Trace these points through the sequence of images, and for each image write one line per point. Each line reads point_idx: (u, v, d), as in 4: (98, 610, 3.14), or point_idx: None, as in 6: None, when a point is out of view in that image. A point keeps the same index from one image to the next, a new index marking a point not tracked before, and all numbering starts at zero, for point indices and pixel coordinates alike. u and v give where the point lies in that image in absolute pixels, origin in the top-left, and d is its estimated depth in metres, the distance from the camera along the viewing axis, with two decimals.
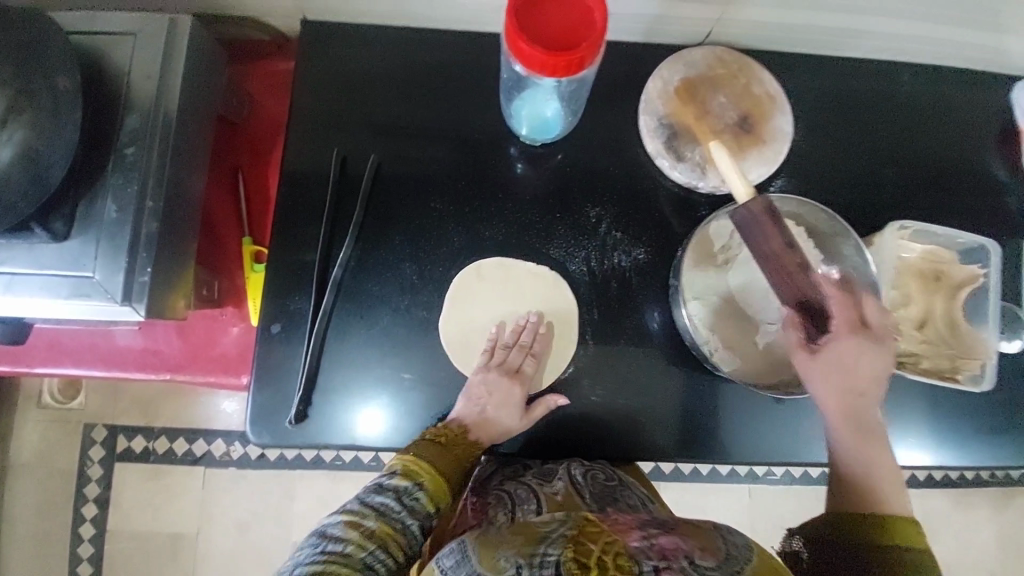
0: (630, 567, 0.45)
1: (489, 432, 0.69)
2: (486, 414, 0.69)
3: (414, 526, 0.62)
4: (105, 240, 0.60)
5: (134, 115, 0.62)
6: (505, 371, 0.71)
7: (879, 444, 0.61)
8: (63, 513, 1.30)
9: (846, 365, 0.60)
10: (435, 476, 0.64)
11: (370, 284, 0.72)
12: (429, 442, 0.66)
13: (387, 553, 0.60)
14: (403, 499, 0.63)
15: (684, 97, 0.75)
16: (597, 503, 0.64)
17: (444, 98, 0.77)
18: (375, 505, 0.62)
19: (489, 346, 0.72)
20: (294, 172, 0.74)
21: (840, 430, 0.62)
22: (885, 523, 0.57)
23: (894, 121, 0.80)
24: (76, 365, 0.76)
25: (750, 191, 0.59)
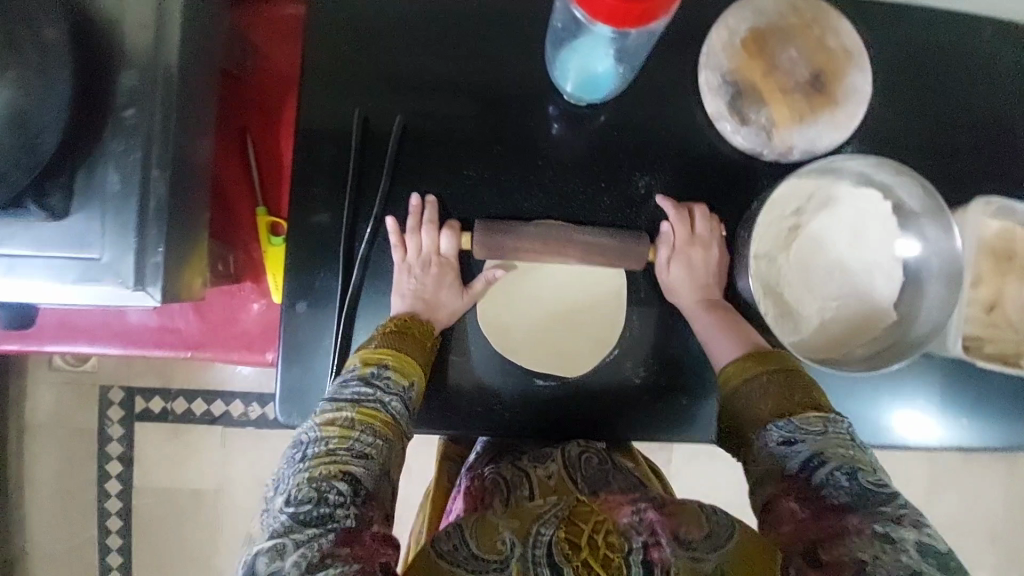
0: (620, 543, 0.45)
1: (439, 315, 0.66)
2: (427, 297, 0.65)
3: (395, 402, 0.56)
4: (113, 215, 0.54)
5: (130, 69, 0.54)
6: (422, 257, 0.66)
7: (727, 311, 0.66)
8: (88, 470, 1.32)
9: (690, 259, 0.66)
10: (398, 355, 0.60)
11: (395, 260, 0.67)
12: (383, 334, 0.62)
13: (376, 436, 0.53)
14: (371, 381, 0.57)
15: (751, 49, 0.66)
16: (591, 487, 0.61)
17: (477, 46, 0.68)
18: (343, 394, 0.55)
19: (397, 240, 0.66)
20: (310, 134, 0.66)
21: (696, 318, 0.66)
22: (733, 369, 0.60)
23: (981, 79, 0.71)
24: (90, 343, 0.72)
25: (417, 197, 0.66)
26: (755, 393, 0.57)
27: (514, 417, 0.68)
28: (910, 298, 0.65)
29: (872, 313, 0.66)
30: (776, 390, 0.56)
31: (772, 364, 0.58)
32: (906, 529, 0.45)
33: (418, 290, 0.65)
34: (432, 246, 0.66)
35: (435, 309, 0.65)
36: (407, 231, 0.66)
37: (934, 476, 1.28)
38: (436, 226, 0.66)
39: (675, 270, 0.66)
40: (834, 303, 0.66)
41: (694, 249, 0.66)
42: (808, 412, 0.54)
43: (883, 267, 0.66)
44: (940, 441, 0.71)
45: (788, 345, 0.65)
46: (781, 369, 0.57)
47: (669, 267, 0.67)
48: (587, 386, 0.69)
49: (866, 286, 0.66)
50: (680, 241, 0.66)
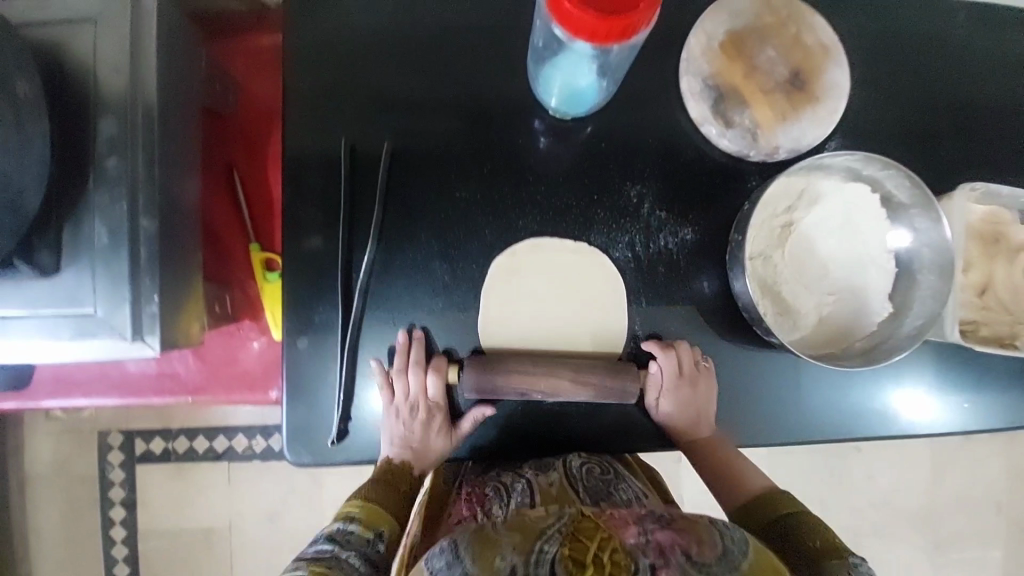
0: (627, 563, 0.44)
1: (424, 458, 0.67)
2: (415, 444, 0.67)
3: (352, 557, 0.54)
4: (102, 267, 0.53)
5: (110, 118, 0.54)
6: (409, 402, 0.66)
7: (717, 440, 0.70)
8: (91, 518, 1.29)
9: (678, 396, 0.67)
10: (371, 508, 0.60)
11: (390, 353, 0.67)
12: (375, 479, 0.63)
13: None
14: (332, 538, 0.56)
15: (730, 53, 0.68)
16: (593, 499, 0.61)
17: (459, 68, 0.68)
18: (306, 553, 0.53)
19: (383, 384, 0.66)
20: (298, 167, 0.66)
21: (688, 451, 0.70)
22: (758, 505, 0.65)
23: (954, 66, 0.72)
24: (87, 395, 0.71)
25: (404, 334, 0.66)
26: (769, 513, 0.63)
27: (517, 430, 0.68)
28: (904, 288, 0.66)
29: (869, 306, 0.66)
30: (798, 522, 0.61)
31: (786, 510, 0.62)
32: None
33: (404, 435, 0.66)
34: (419, 391, 0.66)
35: (420, 453, 0.67)
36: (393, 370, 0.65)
37: (940, 456, 1.29)
38: (422, 369, 0.65)
39: (661, 403, 0.68)
40: (831, 299, 0.67)
41: (681, 387, 0.66)
42: (831, 557, 0.56)
43: (877, 260, 0.66)
44: (947, 426, 0.72)
45: (790, 343, 0.66)
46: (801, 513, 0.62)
47: (658, 401, 0.68)
48: (598, 401, 0.68)
49: (861, 279, 0.67)
50: (670, 382, 0.66)
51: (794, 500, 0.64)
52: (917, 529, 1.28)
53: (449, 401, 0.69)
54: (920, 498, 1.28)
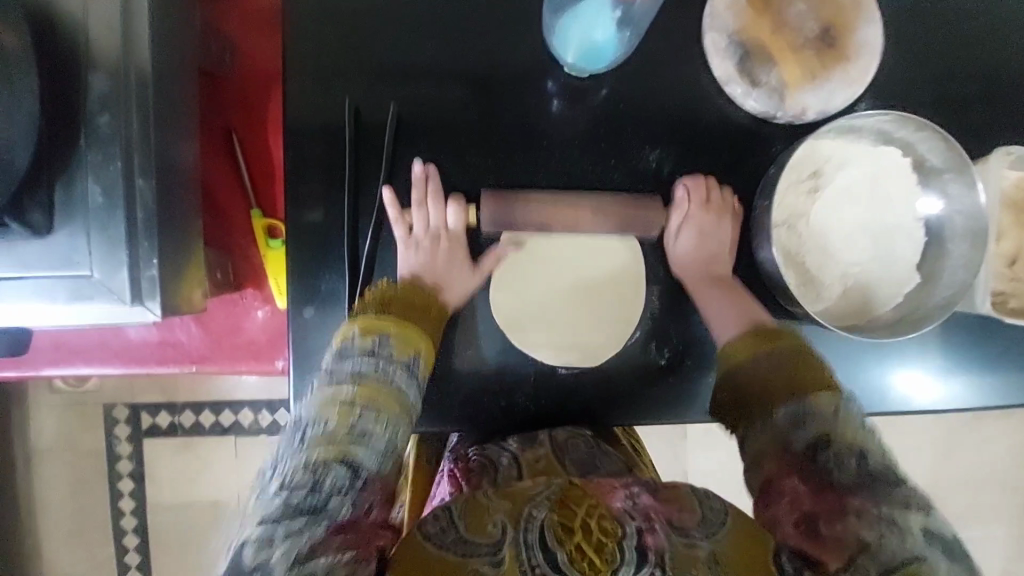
0: (614, 528, 0.45)
1: (451, 286, 0.64)
2: (437, 270, 0.63)
3: (399, 376, 0.55)
4: (97, 230, 0.51)
5: (101, 73, 0.50)
6: (429, 234, 0.64)
7: (730, 285, 0.65)
8: (99, 490, 1.30)
9: (703, 227, 0.64)
10: (395, 327, 0.58)
11: (406, 187, 0.65)
12: (369, 307, 0.60)
13: (378, 415, 0.52)
14: (378, 361, 0.55)
15: (757, 7, 0.63)
16: (580, 471, 0.61)
17: (468, 23, 0.64)
18: (348, 373, 0.54)
19: (399, 214, 0.64)
20: (300, 129, 0.63)
21: (707, 291, 0.64)
22: (753, 341, 0.59)
23: (993, 23, 0.68)
24: (88, 364, 0.69)
25: (416, 159, 0.63)
26: (762, 362, 0.57)
27: (522, 404, 0.66)
28: (933, 258, 0.63)
29: (894, 277, 0.64)
30: (789, 364, 0.56)
31: (783, 342, 0.58)
32: (912, 514, 0.45)
33: (428, 264, 0.63)
34: (439, 220, 0.64)
35: (446, 283, 0.64)
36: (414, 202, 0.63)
37: (949, 435, 1.28)
38: (443, 200, 0.64)
39: (688, 235, 0.65)
40: (857, 269, 0.64)
41: (708, 217, 0.64)
42: (819, 392, 0.53)
43: (906, 229, 0.64)
44: (967, 401, 0.70)
45: (815, 313, 0.63)
46: (789, 348, 0.57)
47: (679, 234, 0.65)
48: (611, 374, 0.67)
49: (888, 249, 0.64)
50: (695, 207, 0.64)
51: (792, 338, 0.59)
52: None
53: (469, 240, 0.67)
54: (928, 476, 1.28)
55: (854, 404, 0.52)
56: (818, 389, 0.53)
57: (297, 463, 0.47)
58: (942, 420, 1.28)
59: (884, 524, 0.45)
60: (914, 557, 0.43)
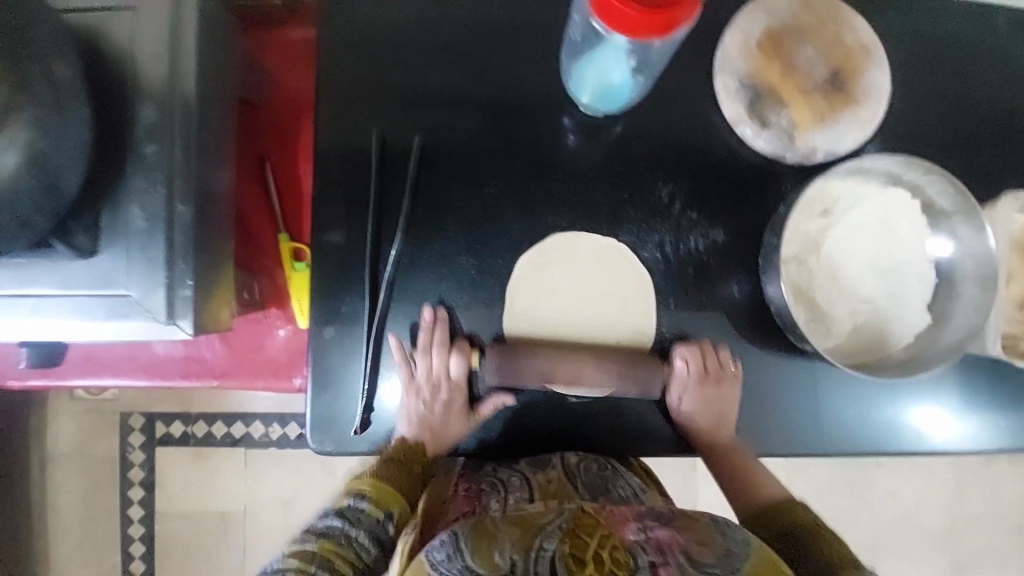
0: (626, 561, 0.46)
1: (443, 439, 0.67)
2: (434, 424, 0.67)
3: (363, 537, 0.56)
4: (139, 252, 0.54)
5: (151, 106, 0.54)
6: (431, 382, 0.66)
7: (730, 438, 0.68)
8: (111, 497, 1.32)
9: (702, 394, 0.66)
10: (383, 490, 0.60)
11: (411, 331, 0.67)
12: (384, 461, 0.64)
13: (331, 573, 0.52)
14: (347, 512, 0.57)
15: (768, 52, 0.66)
16: (592, 494, 0.60)
17: (491, 62, 0.67)
18: (316, 528, 0.56)
19: (404, 360, 0.66)
20: (329, 158, 0.66)
21: (705, 451, 0.68)
22: (774, 510, 0.63)
23: (1000, 71, 0.70)
24: (116, 376, 0.72)
25: (426, 310, 0.65)
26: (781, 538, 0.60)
27: (533, 429, 0.68)
28: (944, 298, 0.64)
29: (904, 316, 0.65)
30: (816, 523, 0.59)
31: (805, 513, 0.61)
32: None
33: (425, 412, 0.66)
34: (443, 369, 0.66)
35: (440, 433, 0.67)
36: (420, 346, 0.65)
37: (964, 474, 1.26)
38: (447, 351, 0.65)
39: (687, 398, 0.66)
40: (866, 307, 0.65)
41: (707, 387, 0.65)
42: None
43: (916, 269, 0.65)
44: (978, 442, 0.70)
45: (824, 349, 0.64)
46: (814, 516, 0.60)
47: (680, 399, 0.67)
48: (622, 402, 0.68)
49: (898, 288, 0.65)
50: (695, 379, 0.65)
51: (813, 514, 0.60)
52: (939, 548, 1.25)
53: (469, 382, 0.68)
54: (942, 517, 1.25)
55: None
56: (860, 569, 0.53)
57: None
58: (956, 458, 1.26)
59: None
60: None
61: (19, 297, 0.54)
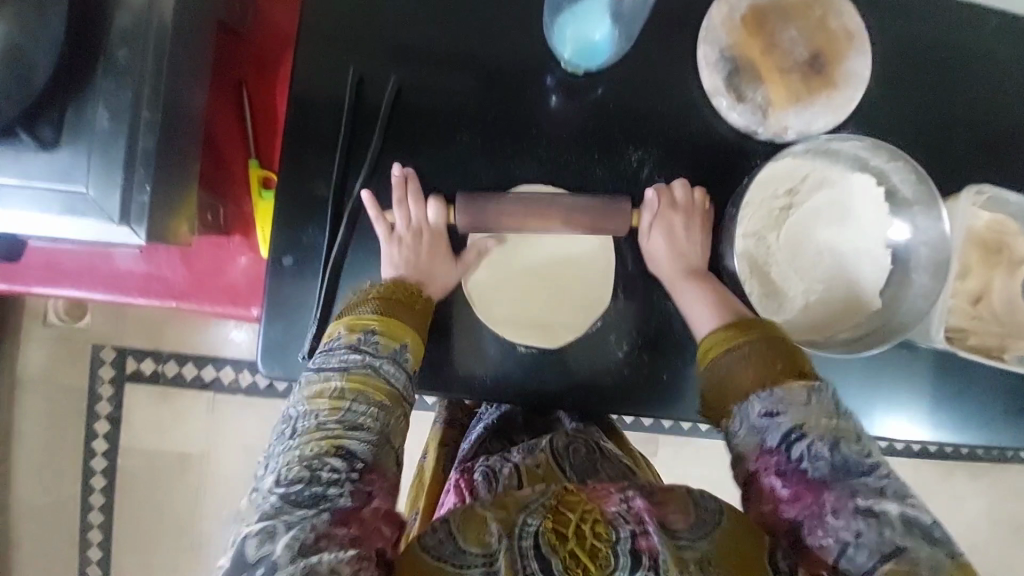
0: (606, 533, 0.46)
1: (433, 284, 0.65)
2: (420, 267, 0.65)
3: (386, 365, 0.57)
4: (99, 151, 0.54)
5: (124, 8, 0.54)
6: (412, 229, 0.66)
7: (714, 284, 0.66)
8: (76, 427, 1.32)
9: (671, 227, 0.66)
10: (386, 320, 0.60)
11: (386, 191, 0.67)
12: (374, 300, 0.61)
13: (367, 403, 0.54)
14: (360, 348, 0.57)
15: (752, 28, 0.66)
16: (579, 476, 0.64)
17: (477, 8, 0.67)
18: (336, 364, 0.56)
19: (379, 214, 0.65)
20: (306, 88, 0.66)
21: (682, 296, 0.66)
22: (726, 329, 0.60)
23: (982, 70, 0.71)
24: (76, 286, 0.72)
25: (394, 163, 0.67)
26: (731, 359, 0.58)
27: (482, 383, 0.68)
28: (894, 286, 0.65)
29: (855, 300, 0.66)
30: (766, 347, 0.57)
31: (758, 324, 0.59)
32: (889, 503, 0.49)
33: (411, 262, 0.65)
34: (420, 214, 0.66)
35: (427, 276, 0.65)
36: (394, 198, 0.66)
37: (920, 482, 1.29)
38: (422, 200, 0.66)
39: (653, 237, 0.66)
40: (819, 287, 0.66)
41: (676, 218, 0.66)
42: (794, 382, 0.55)
43: (872, 254, 0.65)
44: (915, 433, 0.71)
45: (773, 324, 0.65)
46: (762, 333, 0.58)
47: (650, 234, 0.66)
48: (571, 360, 0.68)
49: (852, 272, 0.66)
50: (665, 208, 0.66)
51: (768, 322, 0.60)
52: None
53: (449, 235, 0.69)
54: None
55: (826, 395, 0.54)
56: (790, 379, 0.55)
57: (288, 461, 0.50)
58: (913, 467, 1.29)
59: (860, 515, 0.49)
60: (894, 549, 0.47)
61: None
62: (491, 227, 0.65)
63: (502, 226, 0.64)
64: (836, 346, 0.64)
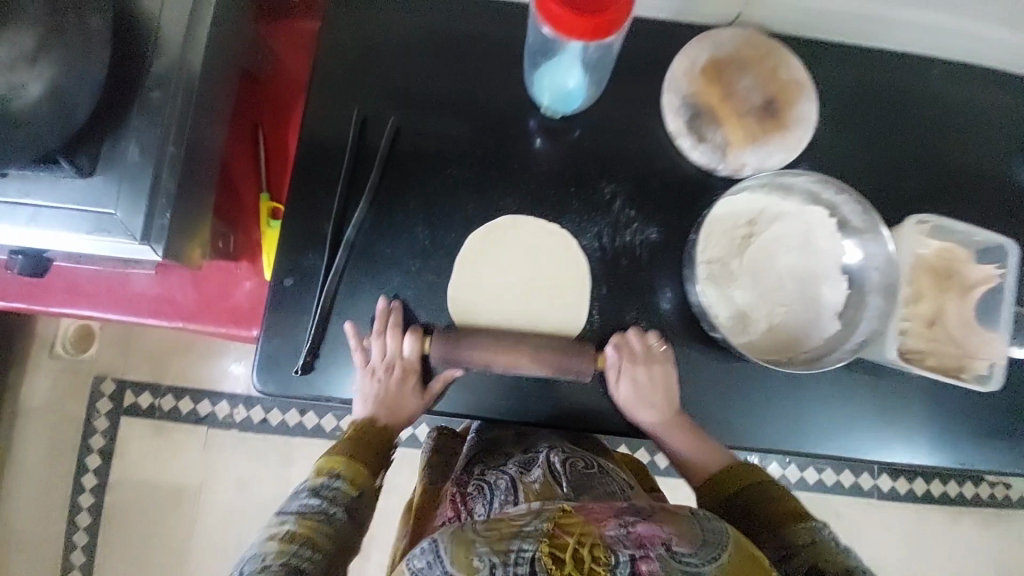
0: (606, 558, 0.46)
1: (399, 416, 0.70)
2: (389, 401, 0.69)
3: (340, 512, 0.60)
4: (130, 180, 0.61)
5: (163, 61, 0.63)
6: (385, 363, 0.69)
7: (681, 417, 0.70)
8: (69, 461, 1.33)
9: (635, 378, 0.69)
10: (353, 464, 0.63)
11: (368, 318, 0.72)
12: (351, 440, 0.66)
13: (314, 550, 0.56)
14: (320, 492, 0.61)
15: (711, 78, 0.75)
16: (575, 489, 0.63)
17: (468, 63, 0.77)
18: (294, 509, 0.59)
19: (358, 344, 0.70)
20: (314, 130, 0.75)
21: (660, 434, 0.70)
22: (718, 479, 0.67)
23: (921, 116, 0.78)
24: (92, 307, 0.77)
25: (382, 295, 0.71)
26: (728, 495, 0.65)
27: (464, 398, 0.72)
28: (853, 307, 0.69)
29: (816, 321, 0.70)
30: (758, 485, 0.65)
31: (746, 472, 0.66)
32: None
33: (381, 393, 0.69)
34: (395, 348, 0.69)
35: (394, 406, 0.69)
36: (377, 317, 0.70)
37: (921, 527, 1.27)
38: (400, 331, 0.70)
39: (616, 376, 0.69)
40: (783, 310, 0.70)
41: (638, 369, 0.69)
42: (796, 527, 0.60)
43: (829, 279, 0.70)
44: (889, 455, 0.73)
45: (737, 344, 0.69)
46: (752, 476, 0.66)
47: (617, 382, 0.70)
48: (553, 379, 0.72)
49: (812, 295, 0.70)
50: (627, 364, 0.69)
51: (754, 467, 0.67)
52: None
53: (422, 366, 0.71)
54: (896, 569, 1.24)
55: (826, 535, 0.59)
56: (792, 526, 0.60)
57: None
58: (914, 510, 1.27)
59: None
60: None
61: (18, 208, 0.61)
62: (473, 273, 0.73)
63: (482, 273, 0.73)
64: (796, 361, 0.69)
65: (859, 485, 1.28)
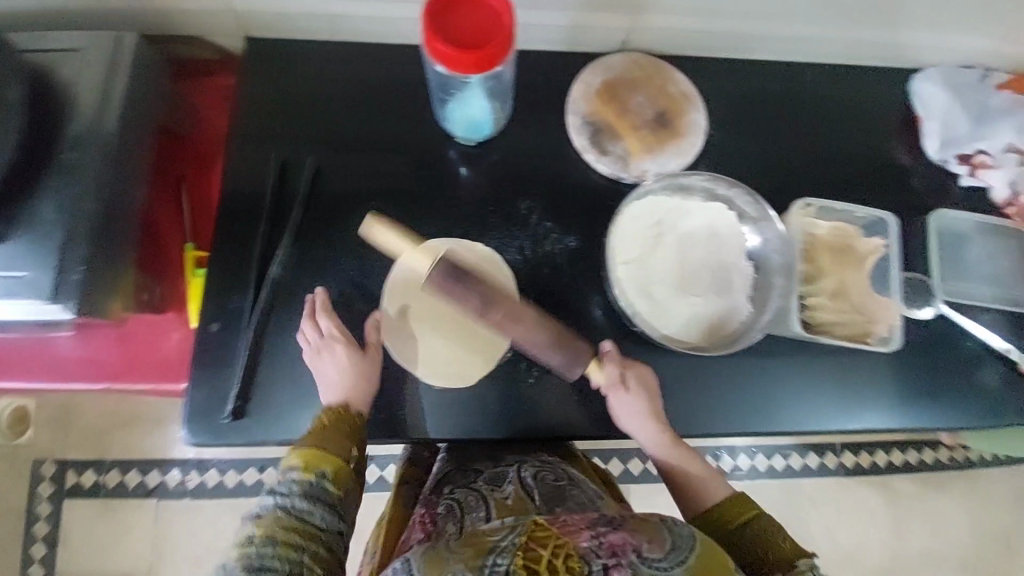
0: (580, 568, 0.45)
1: (351, 389, 0.67)
2: (334, 378, 0.67)
3: (299, 502, 0.57)
4: (42, 243, 0.63)
5: (77, 128, 0.66)
6: (320, 342, 0.69)
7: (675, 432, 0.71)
8: (9, 555, 1.23)
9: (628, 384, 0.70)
10: (304, 449, 0.61)
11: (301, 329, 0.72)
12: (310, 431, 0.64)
13: (276, 553, 0.54)
14: (277, 491, 0.58)
15: (606, 98, 0.82)
16: (546, 503, 0.65)
17: (381, 102, 0.81)
18: (255, 513, 0.57)
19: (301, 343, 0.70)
20: (236, 178, 0.77)
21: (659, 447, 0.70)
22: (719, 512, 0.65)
23: (800, 113, 0.87)
24: (13, 378, 0.75)
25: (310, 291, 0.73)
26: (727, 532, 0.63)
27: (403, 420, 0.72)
28: (761, 288, 0.76)
29: (729, 305, 0.75)
30: (760, 521, 0.62)
31: (751, 508, 0.64)
32: None
33: (327, 374, 0.67)
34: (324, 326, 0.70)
35: (336, 382, 0.67)
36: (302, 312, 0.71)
37: (886, 499, 1.30)
38: (323, 310, 0.70)
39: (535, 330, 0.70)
40: (699, 299, 0.74)
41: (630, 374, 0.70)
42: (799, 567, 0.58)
43: (737, 266, 0.76)
44: (820, 425, 0.77)
45: (661, 335, 0.74)
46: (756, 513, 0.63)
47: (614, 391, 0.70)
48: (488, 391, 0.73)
49: (722, 282, 0.75)
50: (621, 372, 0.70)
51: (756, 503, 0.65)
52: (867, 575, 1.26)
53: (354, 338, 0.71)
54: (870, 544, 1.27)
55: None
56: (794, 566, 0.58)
57: None
58: (878, 483, 1.31)
59: None
60: None
61: None
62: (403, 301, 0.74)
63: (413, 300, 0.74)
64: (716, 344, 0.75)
65: (827, 466, 1.31)
